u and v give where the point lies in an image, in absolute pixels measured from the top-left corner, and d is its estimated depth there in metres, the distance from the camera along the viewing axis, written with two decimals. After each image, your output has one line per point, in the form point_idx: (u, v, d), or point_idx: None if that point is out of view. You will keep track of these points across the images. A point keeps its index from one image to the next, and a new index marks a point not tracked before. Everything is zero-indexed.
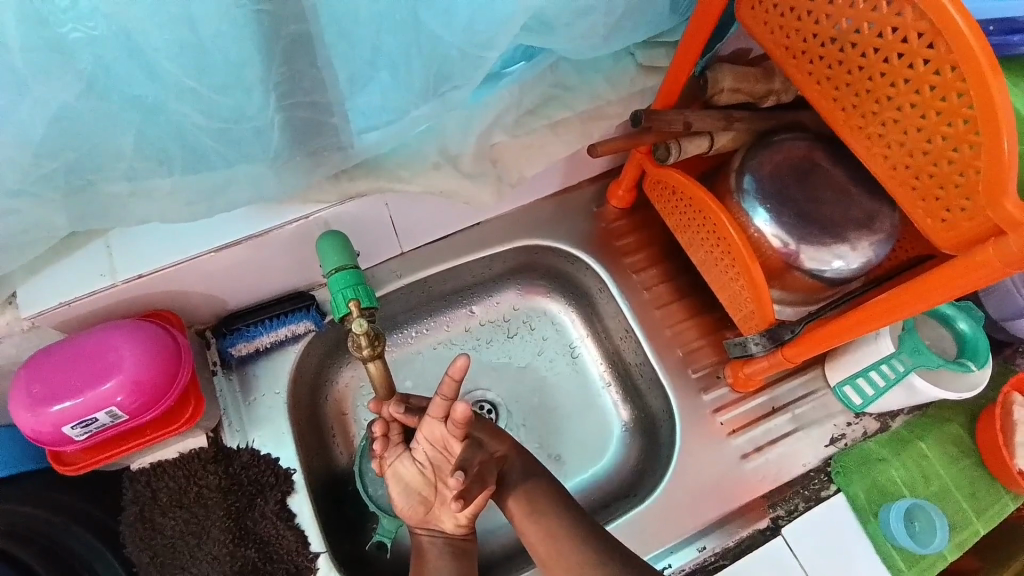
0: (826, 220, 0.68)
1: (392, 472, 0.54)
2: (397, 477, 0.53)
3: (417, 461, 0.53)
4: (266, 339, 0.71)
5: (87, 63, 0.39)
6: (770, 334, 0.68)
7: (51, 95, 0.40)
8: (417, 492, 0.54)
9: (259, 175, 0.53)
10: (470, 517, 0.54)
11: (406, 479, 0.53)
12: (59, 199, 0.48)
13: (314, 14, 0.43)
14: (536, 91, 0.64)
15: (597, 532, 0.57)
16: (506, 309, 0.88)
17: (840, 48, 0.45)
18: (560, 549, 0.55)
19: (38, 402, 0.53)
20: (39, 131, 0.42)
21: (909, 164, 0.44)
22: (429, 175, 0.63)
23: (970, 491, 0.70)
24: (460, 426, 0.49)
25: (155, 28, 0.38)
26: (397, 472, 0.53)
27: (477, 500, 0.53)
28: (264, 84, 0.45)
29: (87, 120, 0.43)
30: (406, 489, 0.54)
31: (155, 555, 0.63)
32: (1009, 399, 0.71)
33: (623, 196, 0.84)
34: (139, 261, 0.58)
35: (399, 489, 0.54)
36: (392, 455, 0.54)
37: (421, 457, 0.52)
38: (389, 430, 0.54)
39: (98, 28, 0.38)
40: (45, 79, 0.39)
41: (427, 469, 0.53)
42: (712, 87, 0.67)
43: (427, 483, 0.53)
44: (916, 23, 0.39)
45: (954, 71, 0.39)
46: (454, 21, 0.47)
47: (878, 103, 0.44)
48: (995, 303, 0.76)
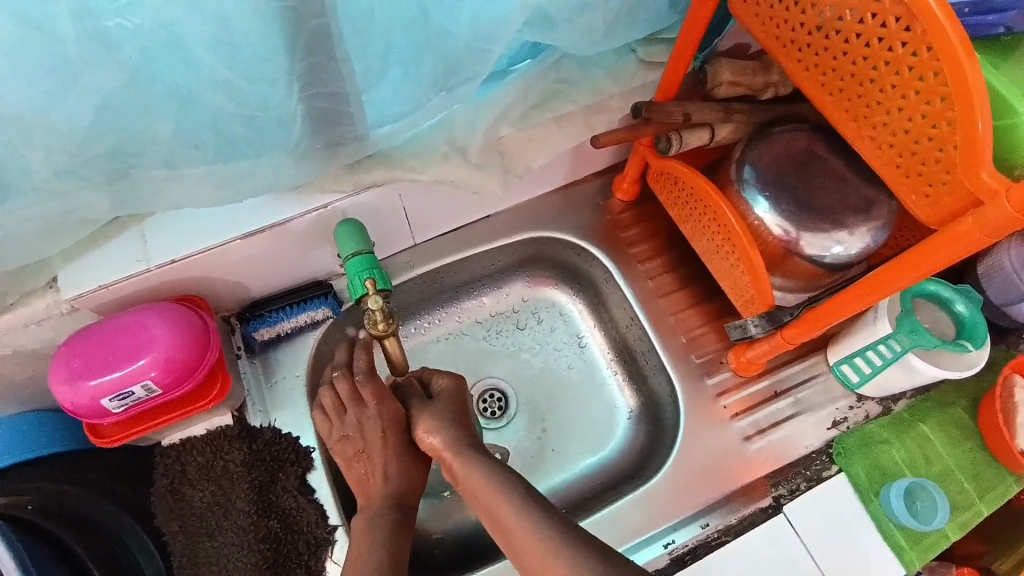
0: (825, 207, 0.71)
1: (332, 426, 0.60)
2: (343, 429, 0.60)
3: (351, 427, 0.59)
4: (287, 324, 0.74)
5: (133, 54, 0.43)
6: (769, 317, 0.73)
7: (99, 84, 0.44)
8: (359, 447, 0.58)
9: (280, 163, 0.57)
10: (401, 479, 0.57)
11: (351, 430, 0.59)
12: (101, 184, 0.52)
13: (333, 10, 0.46)
14: (540, 86, 0.68)
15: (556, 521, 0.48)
16: (515, 301, 0.91)
17: (825, 36, 0.47)
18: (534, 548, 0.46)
19: (78, 376, 0.57)
20: (85, 116, 0.46)
21: (892, 143, 0.46)
22: (439, 164, 0.66)
23: (973, 472, 0.71)
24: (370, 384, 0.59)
25: (193, 24, 0.42)
26: (335, 416, 0.60)
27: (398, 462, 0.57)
28: (288, 76, 0.49)
29: (130, 108, 0.47)
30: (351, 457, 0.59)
31: (184, 524, 0.67)
32: (1010, 381, 0.72)
33: (627, 189, 0.87)
34: (171, 247, 0.62)
35: (328, 425, 0.61)
36: (331, 400, 0.61)
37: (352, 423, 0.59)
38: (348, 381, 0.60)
39: (139, 22, 0.41)
40: (92, 65, 0.43)
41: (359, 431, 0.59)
42: (712, 79, 0.71)
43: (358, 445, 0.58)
44: (893, 8, 0.41)
45: (929, 52, 0.41)
46: (461, 17, 0.51)
47: (862, 86, 0.46)
48: (997, 288, 0.78)
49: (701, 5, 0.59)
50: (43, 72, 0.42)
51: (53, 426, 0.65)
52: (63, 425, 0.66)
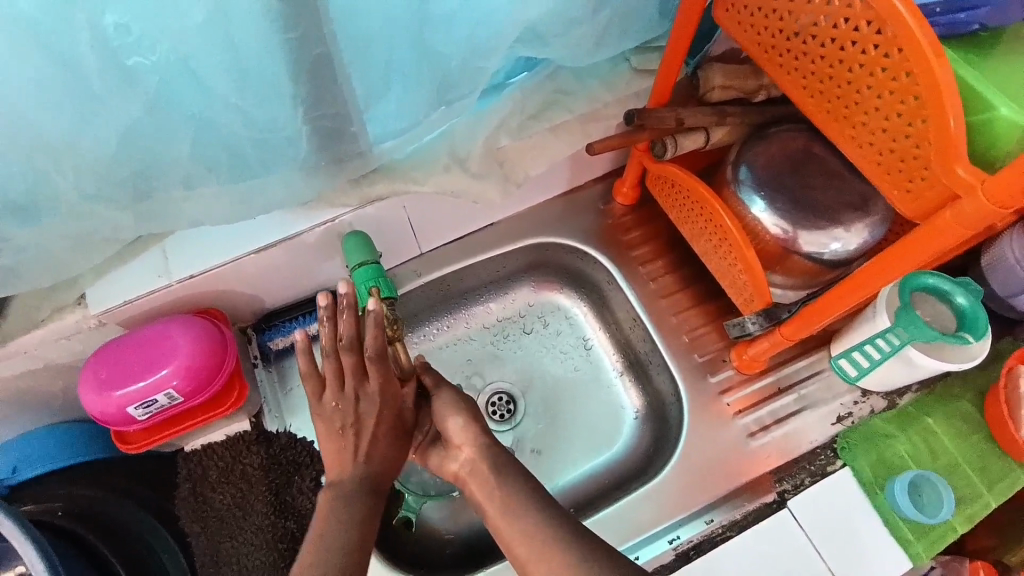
0: (821, 205, 0.72)
1: (323, 387, 0.57)
2: (337, 399, 0.57)
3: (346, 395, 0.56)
4: (300, 334, 0.78)
5: (152, 85, 0.46)
6: (768, 315, 0.73)
7: (121, 112, 0.47)
8: (347, 420, 0.57)
9: (291, 179, 0.60)
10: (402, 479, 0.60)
11: (345, 404, 0.56)
12: (125, 205, 0.56)
13: (335, 38, 0.49)
14: (537, 97, 0.71)
15: (563, 519, 0.51)
16: (521, 306, 0.93)
17: (803, 41, 0.49)
18: (538, 550, 0.49)
19: (106, 386, 0.61)
20: (110, 142, 0.49)
21: (872, 142, 0.47)
22: (441, 176, 0.69)
23: (980, 465, 0.71)
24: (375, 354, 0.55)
25: (205, 57, 0.45)
26: (330, 382, 0.57)
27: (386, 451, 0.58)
28: (294, 99, 0.52)
29: (150, 132, 0.50)
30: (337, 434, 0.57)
31: (206, 525, 0.71)
32: (1015, 372, 0.72)
33: (627, 194, 0.89)
34: (190, 263, 0.66)
35: (317, 389, 0.57)
36: (331, 356, 0.56)
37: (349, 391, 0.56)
38: (354, 342, 0.54)
39: (158, 54, 0.44)
40: (117, 95, 0.46)
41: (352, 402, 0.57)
42: (705, 84, 0.73)
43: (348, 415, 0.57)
44: (864, 13, 0.43)
45: (901, 54, 0.42)
46: (456, 36, 0.54)
47: (840, 88, 0.48)
48: (1000, 281, 0.78)
49: (687, 16, 0.62)
50: (73, 102, 0.45)
51: (83, 434, 0.69)
52: (92, 433, 0.70)
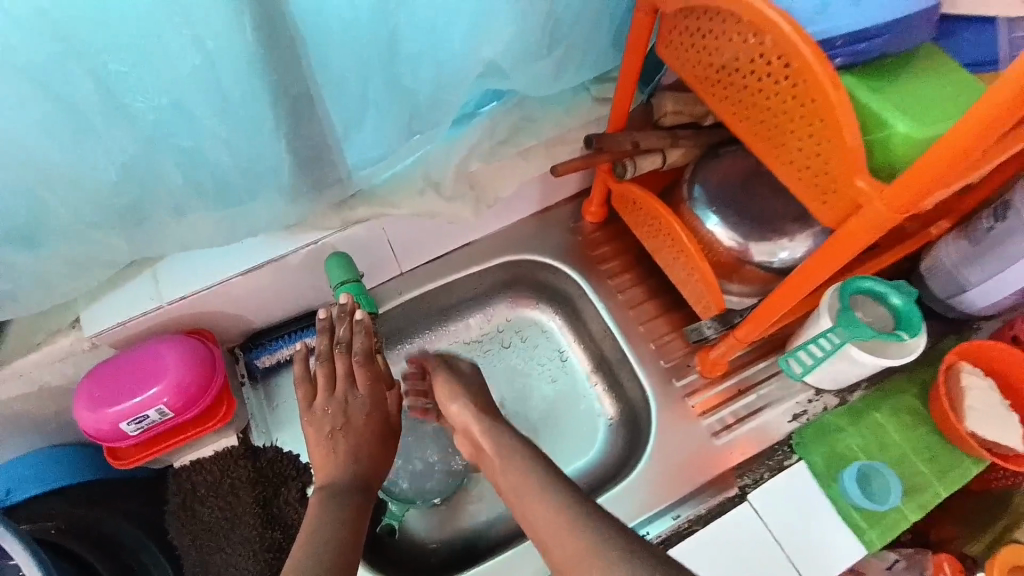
0: (768, 217, 0.79)
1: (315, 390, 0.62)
2: (326, 402, 0.61)
3: (336, 399, 0.61)
4: (285, 351, 0.81)
5: (148, 123, 0.51)
6: (721, 320, 0.81)
7: (119, 146, 0.52)
8: (337, 420, 0.60)
9: (275, 204, 0.65)
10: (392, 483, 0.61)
11: (335, 406, 0.61)
12: (126, 228, 0.60)
13: (314, 78, 0.55)
14: (505, 124, 0.77)
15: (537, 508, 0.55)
16: (500, 322, 0.98)
17: (729, 73, 0.55)
18: (560, 531, 0.48)
19: (99, 404, 0.64)
20: (111, 176, 0.54)
21: (792, 159, 0.53)
22: (416, 199, 0.75)
23: (928, 455, 0.76)
24: (363, 357, 0.63)
25: (197, 97, 0.50)
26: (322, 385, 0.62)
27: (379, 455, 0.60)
28: (277, 132, 0.57)
29: (150, 165, 0.55)
30: (324, 440, 0.59)
31: (195, 538, 0.72)
32: (955, 368, 0.78)
33: (595, 212, 0.95)
34: (181, 285, 0.70)
35: (308, 397, 0.62)
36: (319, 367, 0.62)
37: (339, 393, 0.62)
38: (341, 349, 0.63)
39: (155, 99, 0.49)
40: (114, 130, 0.50)
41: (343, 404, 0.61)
42: (658, 110, 0.81)
43: (337, 416, 0.60)
44: (773, 50, 0.49)
45: (806, 84, 0.48)
46: (423, 73, 0.59)
47: (762, 113, 0.54)
48: (937, 282, 0.85)
49: (629, 64, 0.68)
50: (74, 140, 0.50)
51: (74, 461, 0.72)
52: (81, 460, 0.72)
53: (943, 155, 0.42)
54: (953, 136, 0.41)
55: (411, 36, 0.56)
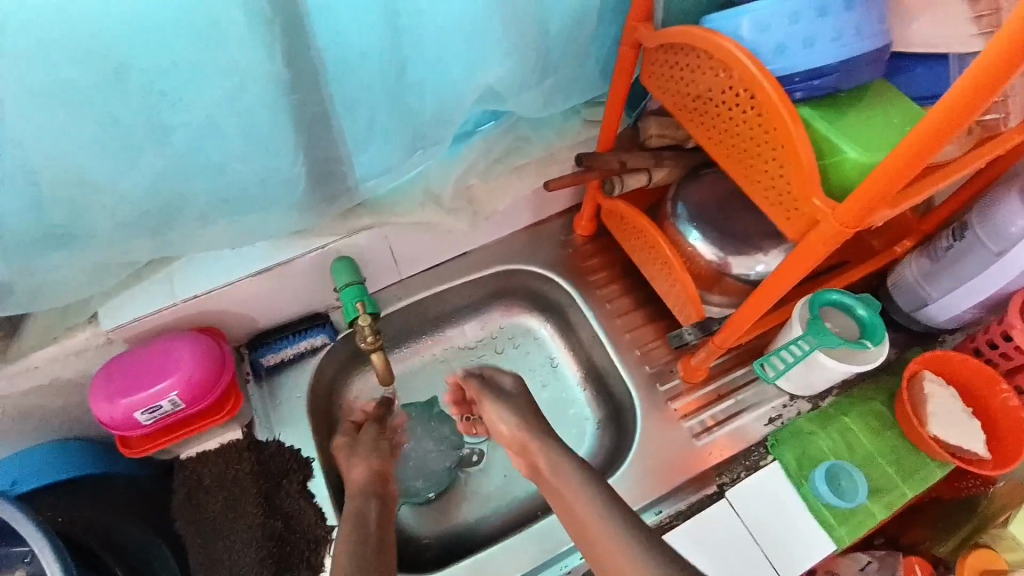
0: (744, 234, 0.86)
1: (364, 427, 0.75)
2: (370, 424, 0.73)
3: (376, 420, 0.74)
4: (290, 351, 0.85)
5: (183, 140, 0.56)
6: (702, 326, 0.89)
7: (156, 161, 0.57)
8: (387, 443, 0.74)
9: (288, 213, 0.70)
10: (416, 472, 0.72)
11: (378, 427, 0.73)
12: (154, 232, 0.65)
13: (331, 99, 0.61)
14: (501, 143, 0.83)
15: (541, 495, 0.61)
16: (494, 329, 1.04)
17: (703, 101, 0.62)
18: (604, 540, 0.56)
19: (115, 394, 0.68)
20: (149, 186, 0.59)
21: (759, 180, 0.60)
22: (417, 211, 0.80)
23: (893, 458, 0.81)
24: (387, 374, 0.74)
25: (230, 115, 0.55)
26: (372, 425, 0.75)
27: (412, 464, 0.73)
28: (296, 148, 0.62)
29: (182, 178, 0.60)
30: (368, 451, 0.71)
31: (199, 528, 0.75)
32: (919, 377, 0.84)
33: (586, 224, 1.01)
34: (195, 286, 0.74)
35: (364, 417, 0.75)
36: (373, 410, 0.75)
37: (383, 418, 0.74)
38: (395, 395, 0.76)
39: (192, 116, 0.54)
40: (152, 146, 0.56)
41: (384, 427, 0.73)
42: (643, 134, 0.89)
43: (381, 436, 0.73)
44: (740, 83, 0.56)
45: (768, 114, 0.54)
46: (427, 96, 0.65)
47: (732, 138, 0.60)
48: (902, 296, 0.91)
49: (613, 96, 0.75)
50: (114, 153, 0.55)
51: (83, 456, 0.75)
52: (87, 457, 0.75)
53: (883, 177, 0.48)
54: (892, 161, 0.47)
55: (419, 64, 0.62)
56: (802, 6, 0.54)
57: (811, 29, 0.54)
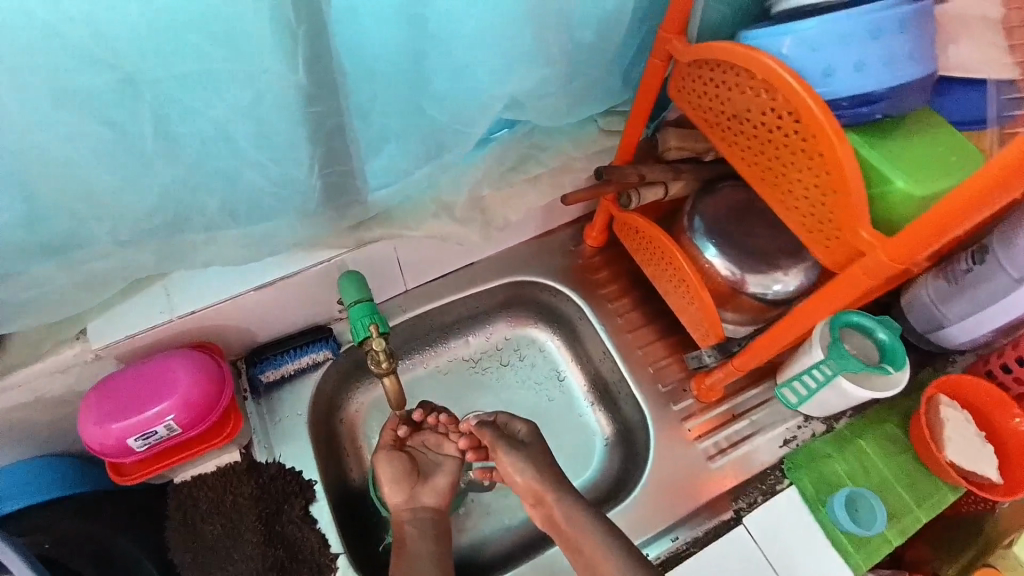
0: (763, 252, 0.84)
1: (390, 454, 0.71)
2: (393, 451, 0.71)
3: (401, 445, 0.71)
4: (290, 366, 0.81)
5: (196, 152, 0.52)
6: (721, 348, 0.83)
7: (170, 173, 0.53)
8: (413, 471, 0.71)
9: (296, 226, 0.65)
10: (448, 487, 0.71)
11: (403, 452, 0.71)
12: (155, 247, 0.60)
13: (350, 111, 0.57)
14: (514, 151, 0.79)
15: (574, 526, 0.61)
16: (498, 340, 1.00)
17: (739, 121, 0.59)
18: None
19: (106, 418, 0.64)
20: (153, 199, 0.55)
21: (797, 206, 0.57)
22: (430, 222, 0.76)
23: (907, 482, 0.80)
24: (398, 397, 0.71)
25: (245, 127, 0.51)
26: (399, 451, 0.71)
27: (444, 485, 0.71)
28: (310, 160, 0.58)
29: (190, 193, 0.56)
30: (394, 478, 0.70)
31: (196, 556, 0.72)
32: (935, 400, 0.83)
33: (596, 237, 0.98)
34: (193, 300, 0.70)
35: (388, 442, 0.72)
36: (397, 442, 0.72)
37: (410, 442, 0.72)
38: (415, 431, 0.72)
39: (205, 126, 0.50)
40: (163, 158, 0.52)
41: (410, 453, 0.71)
42: (662, 144, 0.84)
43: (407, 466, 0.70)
44: (784, 105, 0.53)
45: (813, 140, 0.52)
46: (449, 106, 0.61)
47: (770, 161, 0.58)
48: (915, 317, 0.90)
49: (637, 108, 0.72)
50: (126, 165, 0.51)
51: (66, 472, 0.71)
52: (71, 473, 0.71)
53: (942, 213, 0.46)
54: (952, 197, 0.45)
55: (442, 77, 0.58)
56: (854, 28, 0.52)
57: (862, 53, 0.53)
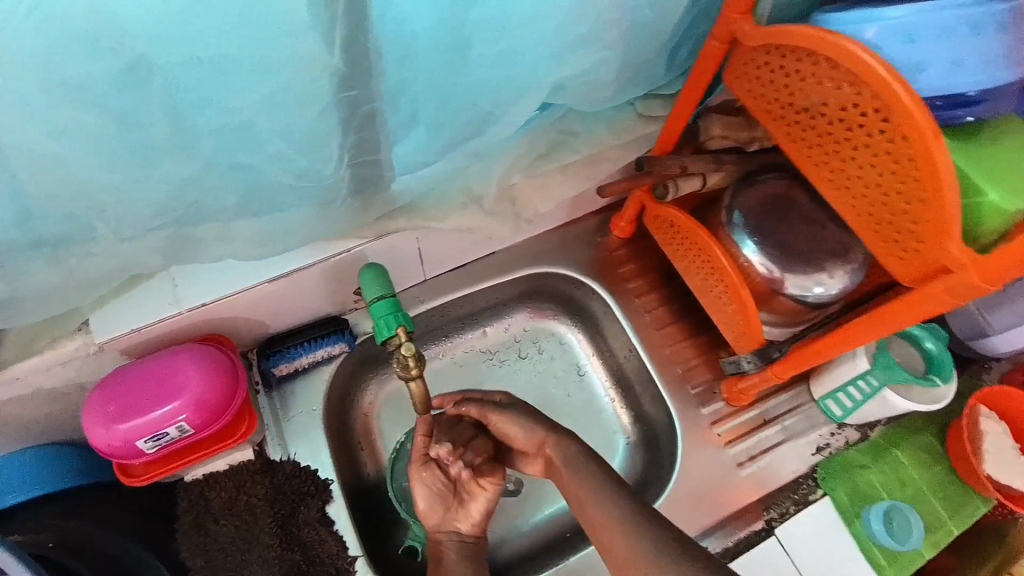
0: (805, 253, 0.77)
1: (422, 471, 0.65)
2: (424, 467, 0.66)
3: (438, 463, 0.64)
4: (304, 359, 0.77)
5: (212, 146, 0.47)
6: (760, 354, 0.79)
7: (179, 170, 0.48)
8: (449, 491, 0.65)
9: (316, 216, 0.60)
10: (484, 514, 0.66)
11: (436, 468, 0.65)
12: (165, 241, 0.56)
13: (382, 96, 0.51)
14: (543, 140, 0.71)
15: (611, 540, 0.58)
16: (516, 331, 0.95)
17: (811, 115, 0.53)
18: None
19: (113, 420, 0.60)
20: (168, 195, 0.50)
21: (871, 212, 0.53)
22: (458, 214, 0.72)
23: (943, 494, 0.78)
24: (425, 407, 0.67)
25: (271, 119, 0.47)
26: (433, 473, 0.65)
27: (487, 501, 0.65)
28: (340, 153, 0.54)
29: (207, 189, 0.52)
30: (428, 493, 0.65)
31: (209, 559, 0.69)
32: (976, 411, 0.79)
33: (624, 227, 0.92)
34: (202, 292, 0.65)
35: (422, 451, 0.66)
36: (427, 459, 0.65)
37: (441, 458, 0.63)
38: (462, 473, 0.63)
39: (226, 118, 0.45)
40: (177, 154, 0.47)
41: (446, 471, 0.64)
42: (704, 133, 0.77)
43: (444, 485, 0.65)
44: (872, 102, 0.47)
45: (904, 142, 0.47)
46: (487, 90, 0.55)
47: (844, 161, 0.53)
48: (958, 323, 0.86)
49: (685, 99, 0.66)
50: (132, 168, 0.46)
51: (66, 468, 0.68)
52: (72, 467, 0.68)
53: None
54: None
55: (484, 64, 0.52)
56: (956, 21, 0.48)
57: (959, 50, 0.49)
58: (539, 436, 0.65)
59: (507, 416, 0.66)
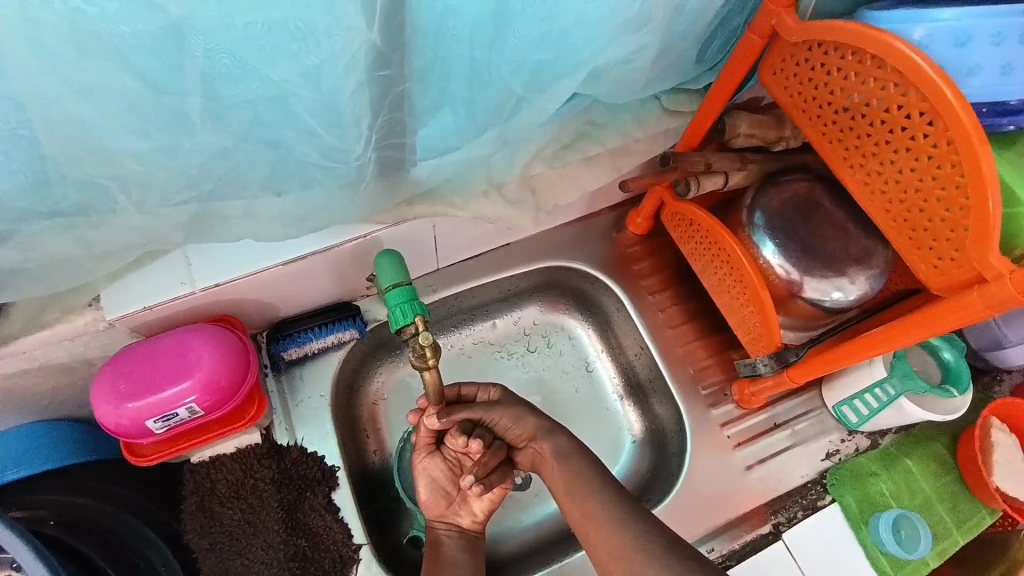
0: (828, 255, 0.75)
1: (428, 463, 0.66)
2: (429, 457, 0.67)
3: (447, 458, 0.67)
4: (315, 344, 0.76)
5: (244, 119, 0.47)
6: (777, 357, 0.75)
7: (210, 141, 0.48)
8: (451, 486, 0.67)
9: (338, 195, 0.59)
10: (485, 511, 0.67)
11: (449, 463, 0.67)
12: (183, 216, 0.55)
13: (412, 75, 0.50)
14: (571, 128, 0.70)
15: (625, 536, 0.57)
16: (526, 324, 0.94)
17: (850, 116, 0.53)
18: None
19: (123, 397, 0.59)
20: (194, 167, 0.50)
21: (907, 218, 0.52)
22: (478, 202, 0.70)
23: (951, 504, 0.77)
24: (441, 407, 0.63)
25: (305, 89, 0.46)
26: (440, 467, 0.67)
27: (492, 497, 0.66)
28: (368, 133, 0.53)
29: (232, 160, 0.51)
30: (431, 484, 0.67)
31: (214, 542, 0.69)
32: (988, 423, 0.79)
33: (640, 223, 0.90)
34: (217, 271, 0.64)
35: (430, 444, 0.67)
36: (436, 452, 0.67)
37: (451, 454, 0.67)
38: (476, 480, 0.62)
39: (261, 89, 0.45)
40: (205, 126, 0.47)
41: (454, 465, 0.67)
42: (730, 131, 0.73)
43: (451, 480, 0.67)
44: (918, 103, 0.47)
45: (949, 145, 0.47)
46: (519, 72, 0.54)
47: (882, 164, 0.52)
48: (975, 334, 0.85)
49: (716, 95, 0.64)
50: (164, 133, 0.46)
51: (67, 442, 0.66)
52: (73, 441, 0.67)
53: None
54: None
55: (520, 46, 0.51)
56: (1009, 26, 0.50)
57: (1010, 55, 0.51)
58: (527, 429, 0.65)
59: (499, 412, 0.64)
